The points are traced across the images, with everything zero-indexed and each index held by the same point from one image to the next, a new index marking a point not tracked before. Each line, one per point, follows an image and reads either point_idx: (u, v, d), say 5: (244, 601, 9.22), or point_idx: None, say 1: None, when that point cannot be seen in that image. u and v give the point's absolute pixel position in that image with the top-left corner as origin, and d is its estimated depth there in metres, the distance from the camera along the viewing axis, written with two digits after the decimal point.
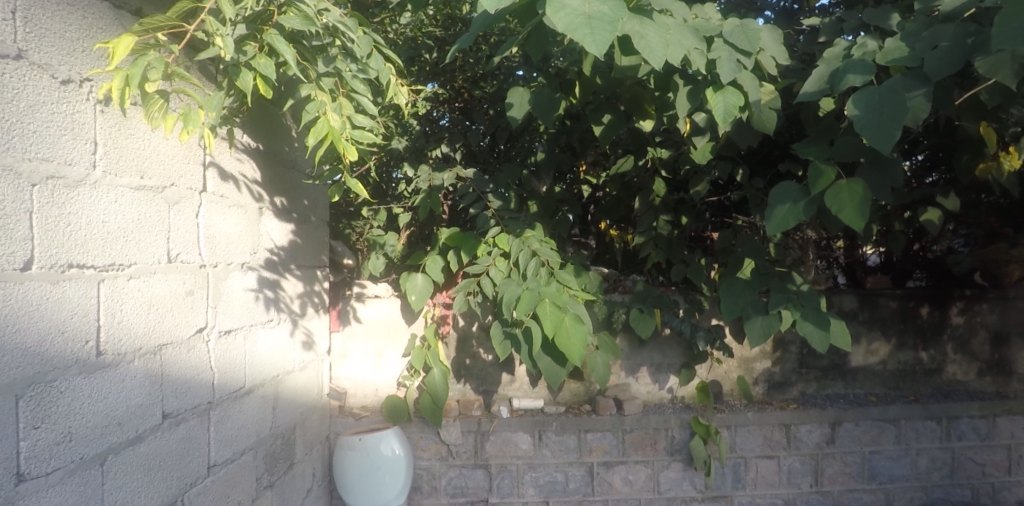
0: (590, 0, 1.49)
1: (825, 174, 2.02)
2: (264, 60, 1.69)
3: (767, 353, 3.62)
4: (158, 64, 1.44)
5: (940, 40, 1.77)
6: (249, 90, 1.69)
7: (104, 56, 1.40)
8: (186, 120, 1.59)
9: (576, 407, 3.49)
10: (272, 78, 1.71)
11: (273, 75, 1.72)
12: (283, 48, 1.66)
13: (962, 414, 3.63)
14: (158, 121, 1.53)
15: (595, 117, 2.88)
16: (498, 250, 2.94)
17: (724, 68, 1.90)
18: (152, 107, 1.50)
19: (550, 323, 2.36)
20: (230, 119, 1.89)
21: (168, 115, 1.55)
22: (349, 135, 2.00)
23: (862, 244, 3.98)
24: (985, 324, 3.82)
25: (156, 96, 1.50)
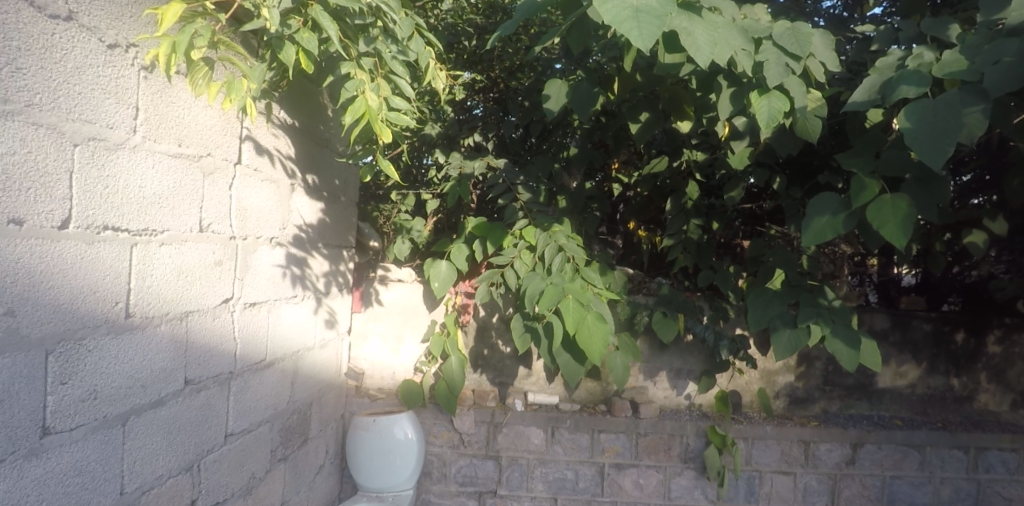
0: None
1: (869, 187, 1.96)
2: (308, 34, 1.70)
3: (791, 367, 3.57)
4: (204, 32, 1.45)
5: (1004, 55, 1.67)
6: (291, 64, 1.71)
7: (152, 23, 1.42)
8: (230, 89, 1.61)
9: (591, 406, 3.48)
10: (315, 53, 1.72)
11: (315, 50, 1.73)
12: (327, 25, 1.67)
13: (990, 446, 3.52)
14: (202, 88, 1.55)
15: (632, 115, 2.86)
16: (524, 243, 2.93)
17: (771, 71, 1.85)
18: (196, 74, 1.52)
19: (572, 320, 2.34)
20: (270, 93, 1.91)
21: (212, 83, 1.57)
22: (385, 117, 2.02)
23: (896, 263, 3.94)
24: (1022, 355, 3.71)
25: (201, 64, 1.53)
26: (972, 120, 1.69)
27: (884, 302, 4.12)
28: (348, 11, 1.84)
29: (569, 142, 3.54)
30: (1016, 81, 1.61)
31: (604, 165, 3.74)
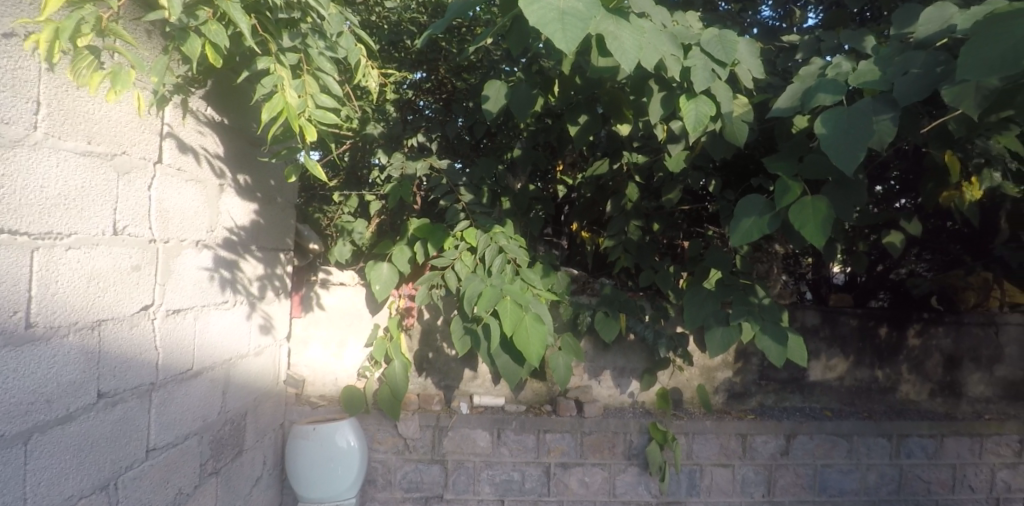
0: None
1: (791, 189, 2.02)
2: (215, 27, 1.64)
3: (729, 363, 3.68)
4: (92, 18, 1.36)
5: (911, 67, 1.77)
6: (196, 57, 1.63)
7: (36, 8, 1.30)
8: (116, 81, 1.43)
9: (537, 407, 3.49)
10: (223, 46, 1.66)
11: (224, 43, 1.67)
12: (238, 17, 1.60)
13: (912, 433, 3.71)
14: (84, 79, 1.37)
15: (572, 117, 2.89)
16: (465, 245, 2.91)
17: (698, 76, 1.89)
18: (79, 63, 1.35)
19: (510, 322, 2.32)
20: (185, 88, 1.81)
21: (97, 74, 1.40)
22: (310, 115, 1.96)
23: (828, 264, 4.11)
24: (938, 347, 3.93)
25: (86, 52, 1.36)
26: (881, 127, 1.76)
27: (813, 300, 4.29)
28: (269, 5, 1.76)
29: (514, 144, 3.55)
30: (925, 91, 1.69)
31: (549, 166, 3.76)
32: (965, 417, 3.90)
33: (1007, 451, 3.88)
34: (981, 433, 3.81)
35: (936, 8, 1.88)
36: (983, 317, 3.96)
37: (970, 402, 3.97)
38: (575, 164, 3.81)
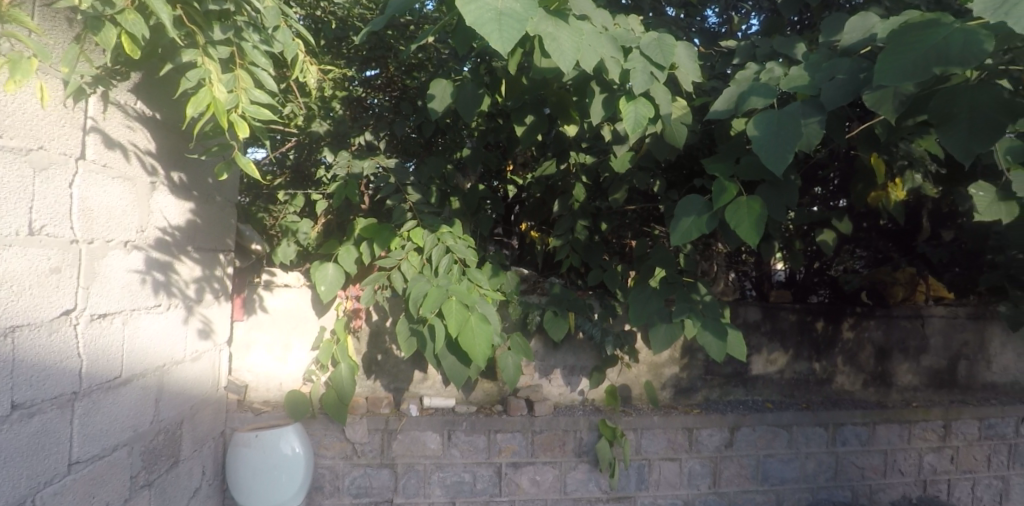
0: None
1: (728, 190, 2.08)
2: (132, 16, 1.58)
3: (675, 359, 3.77)
4: None
5: (837, 73, 1.84)
6: (112, 47, 1.55)
7: None
8: (14, 68, 1.33)
9: (488, 407, 3.49)
10: (140, 36, 1.60)
11: (142, 34, 1.61)
12: (158, 8, 1.55)
13: (847, 422, 3.88)
14: None
15: (518, 117, 2.91)
16: (411, 245, 2.89)
17: (637, 78, 1.93)
18: None
19: (455, 322, 2.32)
20: (106, 80, 1.73)
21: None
22: (243, 111, 1.91)
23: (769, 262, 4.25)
24: (870, 339, 4.13)
25: None
26: (808, 130, 1.83)
27: (754, 296, 4.43)
28: None
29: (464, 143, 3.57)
30: (848, 95, 1.77)
31: (498, 166, 3.77)
32: (895, 406, 4.11)
33: (934, 436, 4.09)
34: (910, 420, 4.01)
35: (861, 17, 1.97)
36: (910, 310, 4.18)
37: (899, 390, 4.19)
38: (526, 164, 3.83)
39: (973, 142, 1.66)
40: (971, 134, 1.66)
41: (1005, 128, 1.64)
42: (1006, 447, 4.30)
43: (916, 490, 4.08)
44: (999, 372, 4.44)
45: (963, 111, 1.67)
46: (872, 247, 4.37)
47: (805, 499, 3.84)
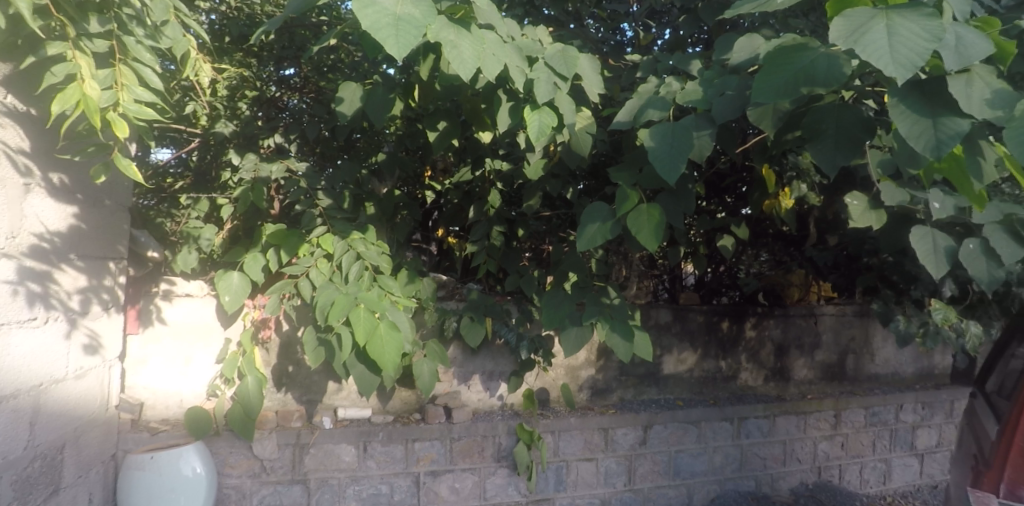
0: (402, 2, 1.48)
1: (629, 197, 2.16)
2: None
3: (592, 361, 3.87)
4: None
5: (727, 89, 1.96)
6: None
7: None
8: None
9: (406, 416, 3.45)
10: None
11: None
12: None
13: (750, 415, 4.10)
14: None
15: (431, 123, 2.89)
16: (321, 252, 2.80)
17: (540, 88, 1.98)
18: None
19: (363, 330, 2.28)
20: None
21: None
22: (121, 110, 1.82)
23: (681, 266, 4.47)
24: (770, 337, 4.40)
25: None
26: (701, 142, 1.93)
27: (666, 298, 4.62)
28: None
29: (381, 148, 3.54)
30: (737, 110, 1.88)
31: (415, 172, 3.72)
32: (793, 398, 4.40)
33: (827, 425, 4.39)
34: (805, 411, 4.29)
35: (746, 37, 2.10)
36: (804, 309, 4.51)
37: (796, 384, 4.49)
38: (445, 171, 3.79)
39: (837, 157, 1.78)
40: (836, 148, 1.78)
41: (863, 145, 1.78)
42: (889, 432, 4.69)
43: (812, 476, 4.38)
44: (881, 364, 4.85)
45: (830, 127, 1.80)
46: (771, 251, 4.62)
47: (714, 491, 4.03)
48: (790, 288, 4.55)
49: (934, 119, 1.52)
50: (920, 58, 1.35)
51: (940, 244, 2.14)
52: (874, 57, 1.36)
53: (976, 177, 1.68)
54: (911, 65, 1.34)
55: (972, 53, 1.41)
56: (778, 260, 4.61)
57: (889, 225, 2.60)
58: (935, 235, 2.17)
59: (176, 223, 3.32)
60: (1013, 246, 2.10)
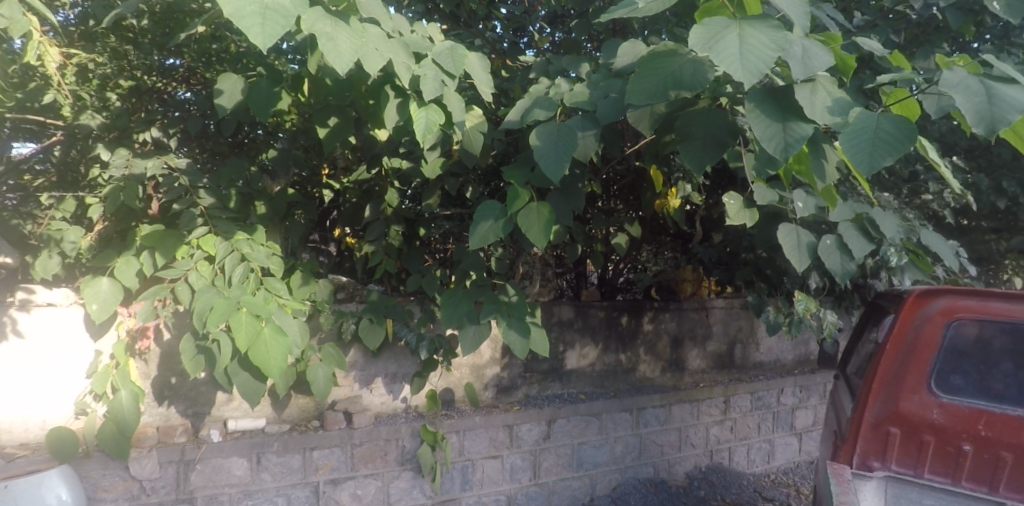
0: None
1: (520, 196, 2.20)
2: None
3: (496, 359, 3.89)
4: None
5: (610, 92, 2.04)
6: None
7: None
8: None
9: (303, 424, 3.31)
10: None
11: None
12: None
13: (647, 405, 4.28)
14: None
15: (321, 119, 2.79)
16: (201, 253, 2.64)
17: (428, 85, 1.98)
18: None
19: (244, 336, 2.17)
20: None
21: None
22: None
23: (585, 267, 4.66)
24: (666, 330, 4.62)
25: None
26: (586, 142, 1.99)
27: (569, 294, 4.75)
28: None
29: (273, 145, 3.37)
30: (620, 112, 1.95)
31: (311, 170, 3.59)
32: (687, 387, 4.65)
33: (716, 411, 4.66)
34: (698, 398, 4.54)
35: (630, 43, 2.18)
36: (696, 303, 4.79)
37: (690, 374, 4.75)
38: (346, 169, 3.65)
39: (704, 158, 1.90)
40: (703, 150, 1.90)
41: (727, 147, 1.90)
42: (772, 414, 5.04)
43: (705, 460, 4.63)
44: (765, 352, 5.22)
45: (699, 131, 1.91)
46: (667, 251, 4.80)
47: (616, 479, 4.17)
48: (684, 283, 4.85)
49: (784, 124, 1.65)
50: (764, 66, 1.46)
51: (804, 240, 2.33)
52: (725, 62, 1.46)
53: (819, 177, 1.88)
54: (758, 72, 1.45)
55: (815, 64, 1.54)
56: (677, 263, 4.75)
57: (762, 221, 2.81)
58: (798, 232, 2.36)
59: (37, 224, 2.98)
60: (861, 241, 2.35)
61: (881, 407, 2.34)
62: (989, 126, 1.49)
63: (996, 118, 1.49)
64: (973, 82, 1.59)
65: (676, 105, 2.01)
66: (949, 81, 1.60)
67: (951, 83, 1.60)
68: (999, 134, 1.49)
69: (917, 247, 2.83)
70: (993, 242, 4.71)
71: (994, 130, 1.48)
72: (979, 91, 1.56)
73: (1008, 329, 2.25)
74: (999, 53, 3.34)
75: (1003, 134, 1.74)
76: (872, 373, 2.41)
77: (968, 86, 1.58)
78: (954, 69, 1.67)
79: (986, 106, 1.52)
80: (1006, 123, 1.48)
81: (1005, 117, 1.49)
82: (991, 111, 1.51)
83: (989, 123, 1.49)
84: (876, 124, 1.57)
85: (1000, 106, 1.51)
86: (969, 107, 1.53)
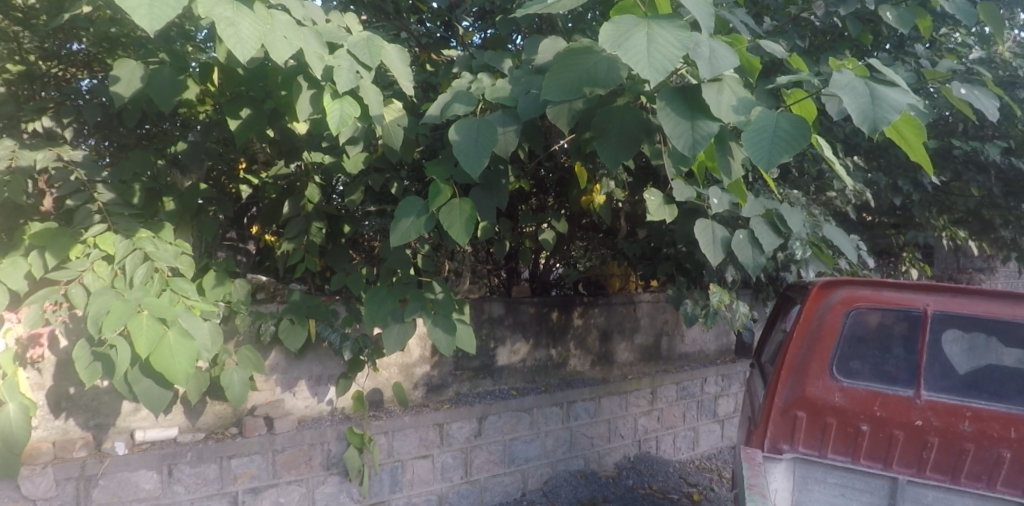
0: None
1: (442, 193, 2.18)
2: None
3: (426, 358, 3.84)
4: None
5: (531, 88, 2.04)
6: None
7: None
8: None
9: (220, 431, 3.15)
10: None
11: None
12: None
13: (577, 399, 4.33)
14: None
15: (232, 111, 2.66)
16: (98, 253, 2.46)
17: (342, 76, 1.93)
18: None
19: (145, 341, 2.03)
20: None
21: None
22: None
23: (516, 264, 4.72)
24: (595, 324, 4.71)
25: None
26: (506, 138, 1.98)
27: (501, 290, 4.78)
28: None
29: (184, 137, 3.17)
30: (539, 108, 1.96)
31: (229, 164, 3.44)
32: (615, 379, 4.76)
33: (644, 401, 4.78)
34: (626, 390, 4.64)
35: (550, 40, 2.20)
36: (625, 297, 4.90)
37: (618, 366, 4.87)
38: (266, 163, 3.54)
39: (619, 154, 1.93)
40: (618, 147, 1.93)
41: (640, 144, 1.94)
42: (696, 403, 5.22)
43: (633, 450, 4.73)
44: (690, 343, 5.41)
45: (615, 128, 1.93)
46: (593, 247, 4.77)
47: (548, 473, 4.20)
48: (612, 278, 5.00)
49: (692, 122, 1.70)
50: (670, 64, 1.49)
51: (718, 235, 2.43)
52: (633, 60, 1.49)
53: (726, 173, 1.94)
54: (663, 70, 1.48)
55: (721, 64, 1.58)
56: (603, 260, 4.73)
57: (681, 217, 2.89)
58: (713, 227, 2.45)
59: None
60: (770, 234, 2.46)
61: (789, 392, 2.45)
62: (872, 125, 1.58)
63: (879, 117, 1.59)
64: (859, 84, 1.68)
65: (593, 102, 2.03)
66: (837, 82, 1.68)
67: (839, 84, 1.68)
68: (881, 133, 1.59)
69: (820, 240, 3.01)
70: (892, 236, 5.06)
71: (876, 129, 1.57)
72: (864, 92, 1.65)
73: (902, 316, 2.41)
74: (893, 59, 3.58)
75: (887, 133, 1.85)
76: (781, 360, 2.51)
77: (855, 87, 1.66)
78: (843, 71, 1.75)
79: (870, 106, 1.61)
80: (887, 122, 1.58)
81: (886, 117, 1.59)
82: (874, 111, 1.60)
83: (872, 122, 1.58)
84: (775, 122, 1.64)
85: (882, 107, 1.61)
86: (855, 107, 1.61)
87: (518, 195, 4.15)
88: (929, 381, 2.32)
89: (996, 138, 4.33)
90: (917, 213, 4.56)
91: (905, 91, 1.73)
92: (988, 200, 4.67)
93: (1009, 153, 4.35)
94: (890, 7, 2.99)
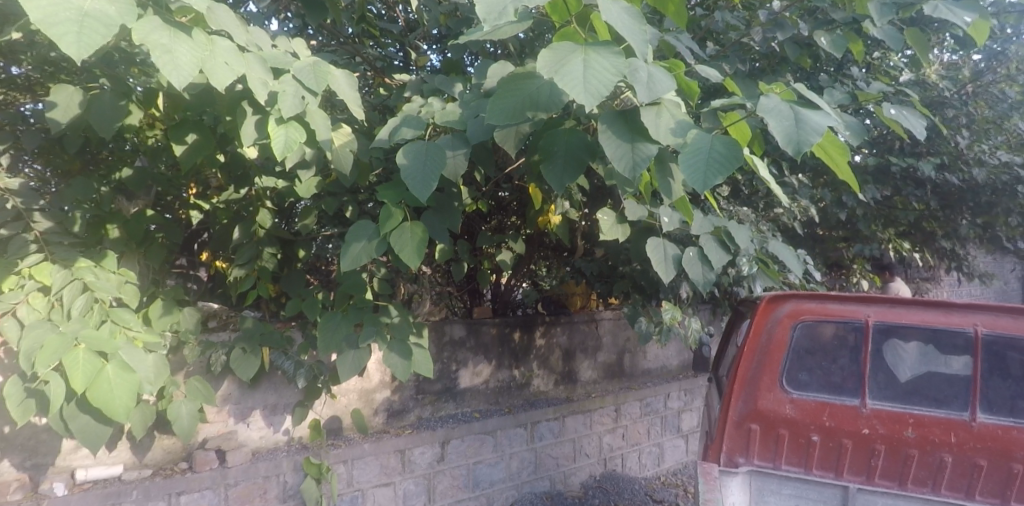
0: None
1: (393, 216, 2.17)
2: None
3: (386, 382, 3.79)
4: None
5: (480, 111, 2.06)
6: None
7: None
8: None
9: (169, 467, 3.03)
10: None
11: None
12: None
13: (541, 419, 4.32)
14: None
15: (178, 136, 2.56)
16: (33, 284, 2.35)
17: (287, 101, 1.94)
18: None
19: (83, 376, 1.95)
20: None
21: None
22: None
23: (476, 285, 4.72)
24: (557, 343, 4.73)
25: None
26: (455, 160, 2.00)
27: (462, 313, 4.75)
28: None
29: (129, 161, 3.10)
30: (487, 133, 1.99)
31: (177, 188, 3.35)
32: (578, 398, 4.77)
33: (609, 419, 4.81)
34: (590, 409, 4.66)
35: (499, 65, 2.23)
36: (586, 316, 4.95)
37: (581, 385, 4.89)
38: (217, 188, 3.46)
39: (565, 177, 1.96)
40: (563, 169, 1.96)
41: (585, 166, 1.98)
42: (660, 419, 5.27)
43: (599, 468, 4.73)
44: (651, 359, 5.47)
45: (561, 150, 1.97)
46: (554, 267, 4.79)
47: (513, 495, 4.16)
48: (572, 297, 5.04)
49: (632, 143, 1.76)
50: (606, 90, 1.54)
51: (669, 253, 2.48)
52: (570, 85, 1.53)
53: (666, 193, 2.00)
54: (599, 95, 1.53)
55: (658, 88, 1.63)
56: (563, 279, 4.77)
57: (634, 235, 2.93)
58: (665, 245, 2.50)
59: None
60: (719, 252, 2.52)
61: (743, 405, 2.51)
62: (796, 147, 1.65)
63: (801, 140, 1.66)
64: (785, 108, 1.74)
65: (540, 124, 2.05)
66: (764, 105, 1.74)
67: (766, 107, 1.74)
68: (804, 154, 1.66)
69: (767, 256, 3.09)
70: (841, 249, 5.23)
71: (799, 151, 1.64)
72: (789, 115, 1.72)
73: (846, 327, 2.50)
74: (831, 82, 3.74)
75: (813, 151, 1.93)
76: (734, 374, 2.58)
77: (781, 111, 1.73)
78: (771, 95, 1.82)
79: (794, 129, 1.68)
80: (809, 144, 1.65)
81: (808, 139, 1.66)
82: (797, 134, 1.67)
83: (796, 144, 1.65)
84: (710, 144, 1.68)
85: (805, 129, 1.68)
86: (780, 130, 1.68)
87: (476, 216, 4.15)
88: (874, 390, 2.40)
89: (931, 154, 4.55)
90: (862, 226, 4.74)
91: (828, 114, 1.80)
92: (927, 213, 4.89)
93: (943, 170, 4.57)
94: (824, 33, 3.13)
